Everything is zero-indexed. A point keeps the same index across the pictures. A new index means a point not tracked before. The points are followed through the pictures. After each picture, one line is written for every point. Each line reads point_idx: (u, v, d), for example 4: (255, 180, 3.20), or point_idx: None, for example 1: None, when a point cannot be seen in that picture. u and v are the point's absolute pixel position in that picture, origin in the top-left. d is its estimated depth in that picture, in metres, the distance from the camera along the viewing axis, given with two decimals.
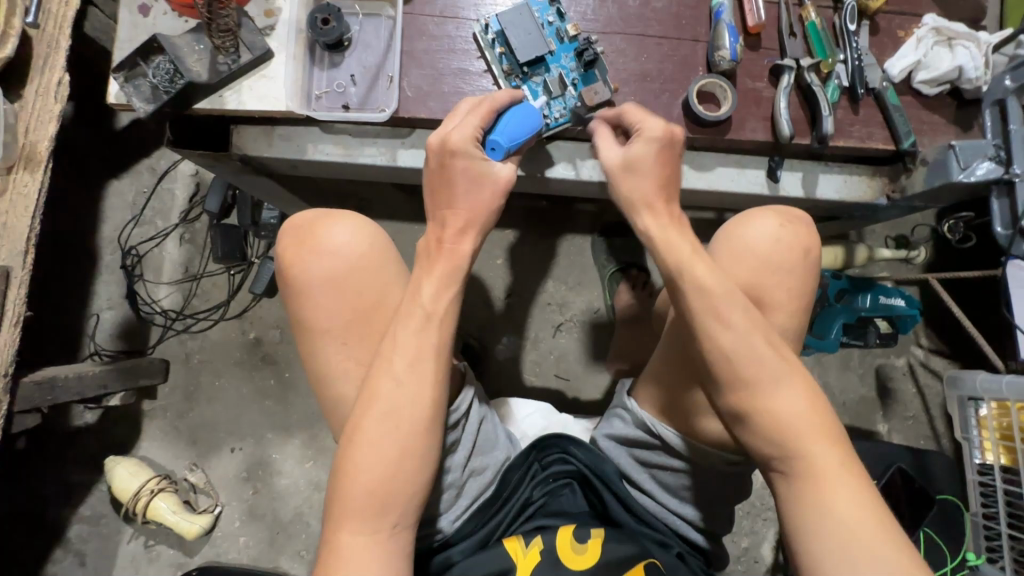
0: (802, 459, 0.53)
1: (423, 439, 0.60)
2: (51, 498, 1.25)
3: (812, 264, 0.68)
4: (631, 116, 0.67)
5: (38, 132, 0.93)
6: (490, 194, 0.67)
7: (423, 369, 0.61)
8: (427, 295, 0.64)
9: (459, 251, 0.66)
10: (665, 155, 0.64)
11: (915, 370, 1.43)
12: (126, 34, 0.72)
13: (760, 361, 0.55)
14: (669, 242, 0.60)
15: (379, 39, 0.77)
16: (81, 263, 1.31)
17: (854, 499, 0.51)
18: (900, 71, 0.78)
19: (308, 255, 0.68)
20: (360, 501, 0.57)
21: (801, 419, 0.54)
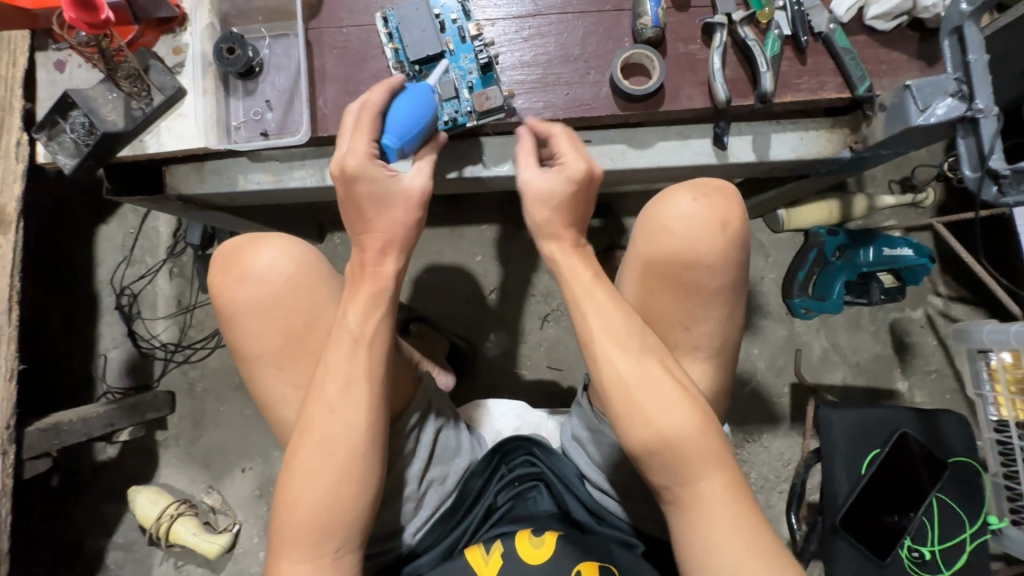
0: (686, 482, 0.57)
1: (361, 465, 0.60)
2: (87, 529, 1.33)
3: (735, 234, 0.67)
4: (557, 142, 0.68)
5: (5, 195, 0.97)
6: (404, 211, 0.66)
7: (355, 396, 0.61)
8: (353, 318, 0.63)
9: (383, 272, 0.65)
10: (578, 193, 0.67)
11: (934, 321, 1.34)
12: (46, 93, 0.74)
13: (654, 394, 0.58)
14: (576, 273, 0.65)
15: (290, 59, 0.75)
16: (82, 308, 1.37)
17: (733, 530, 0.55)
18: (847, 10, 0.71)
19: (235, 282, 0.68)
20: (301, 530, 0.58)
21: (690, 441, 0.57)
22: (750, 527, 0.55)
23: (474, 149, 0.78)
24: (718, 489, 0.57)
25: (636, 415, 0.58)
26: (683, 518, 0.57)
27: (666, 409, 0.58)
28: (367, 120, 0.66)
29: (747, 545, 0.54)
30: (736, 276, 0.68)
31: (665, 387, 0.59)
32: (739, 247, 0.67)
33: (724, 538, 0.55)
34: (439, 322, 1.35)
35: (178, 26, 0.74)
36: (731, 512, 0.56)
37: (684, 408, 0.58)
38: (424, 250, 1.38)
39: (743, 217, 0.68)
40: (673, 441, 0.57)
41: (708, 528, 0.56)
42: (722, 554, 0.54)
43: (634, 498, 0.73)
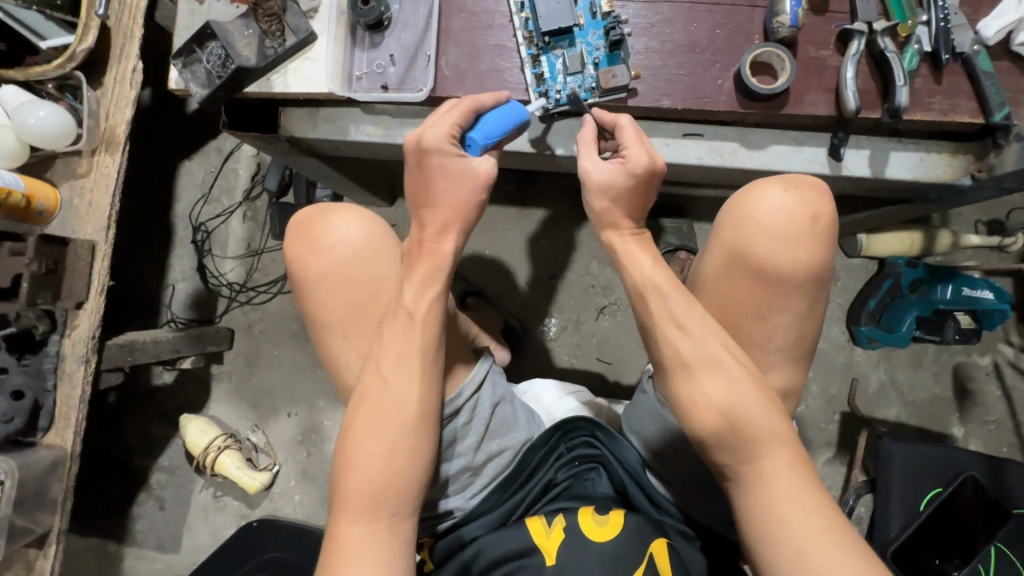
0: (759, 463, 0.57)
1: (415, 438, 0.58)
2: (136, 447, 1.40)
3: (824, 231, 0.66)
4: (624, 133, 0.67)
5: (116, 117, 1.00)
6: (469, 188, 0.64)
7: (411, 368, 0.60)
8: (411, 294, 0.62)
9: (441, 250, 0.64)
10: (638, 188, 0.66)
11: (1001, 371, 1.29)
12: (185, 22, 0.76)
13: (713, 371, 0.60)
14: (633, 258, 0.66)
15: (418, 17, 0.77)
16: (159, 238, 1.43)
17: (806, 507, 0.54)
18: (996, 32, 0.69)
19: (306, 252, 0.66)
20: (357, 496, 0.56)
21: (767, 423, 0.57)
22: (828, 515, 0.53)
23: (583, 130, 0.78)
24: (786, 469, 0.56)
25: (700, 398, 0.59)
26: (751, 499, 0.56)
27: (728, 389, 0.59)
28: (463, 111, 0.65)
29: (815, 521, 0.53)
30: (822, 272, 0.67)
31: (730, 372, 0.59)
32: (826, 243, 0.66)
33: (792, 512, 0.54)
34: (495, 298, 1.37)
35: None
36: (800, 488, 0.55)
37: (748, 385, 0.59)
38: (490, 226, 1.39)
39: (833, 214, 0.67)
40: (747, 419, 0.57)
41: (779, 506, 0.54)
42: (790, 530, 0.53)
43: (697, 493, 0.73)
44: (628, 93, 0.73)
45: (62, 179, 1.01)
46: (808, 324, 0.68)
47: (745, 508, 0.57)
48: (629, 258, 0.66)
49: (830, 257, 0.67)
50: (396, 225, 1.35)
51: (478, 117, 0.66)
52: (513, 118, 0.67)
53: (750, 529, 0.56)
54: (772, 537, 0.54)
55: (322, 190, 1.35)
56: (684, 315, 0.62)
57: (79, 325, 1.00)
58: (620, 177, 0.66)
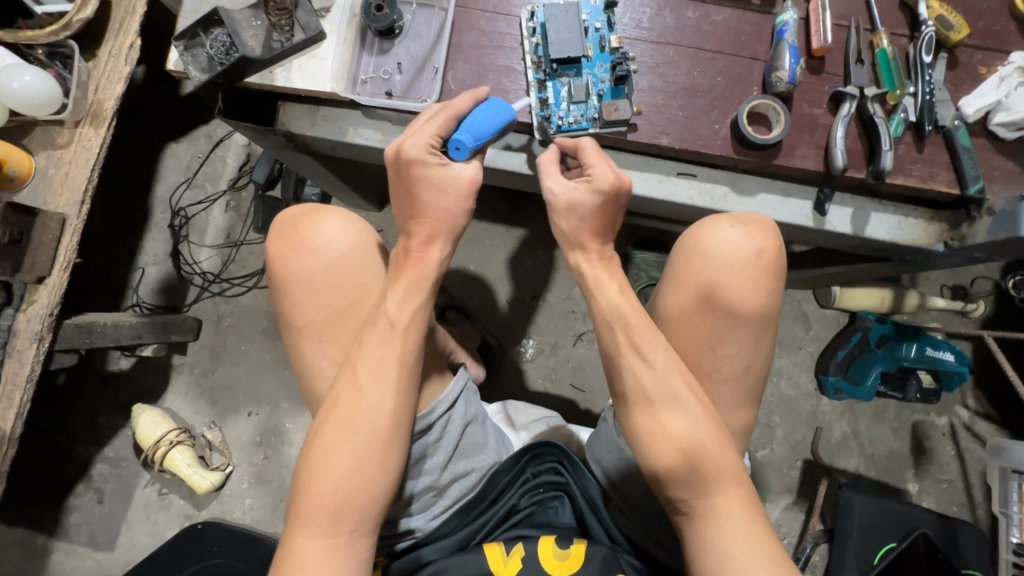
0: (711, 501, 0.57)
1: (384, 451, 0.56)
2: (81, 435, 1.32)
3: (768, 265, 0.67)
4: (586, 154, 0.67)
5: (106, 91, 0.98)
6: (452, 198, 0.63)
7: (387, 378, 0.58)
8: (395, 302, 0.61)
9: (426, 260, 0.63)
10: (605, 208, 0.66)
11: (957, 432, 1.33)
12: (191, 4, 0.74)
13: (674, 408, 0.59)
14: (600, 285, 0.66)
15: (430, 30, 0.77)
16: (135, 219, 1.38)
17: (751, 546, 0.54)
18: (976, 110, 0.73)
19: (291, 252, 0.64)
20: (318, 507, 0.53)
21: (720, 463, 0.57)
22: (773, 555, 0.54)
23: None
24: (738, 507, 0.57)
25: (660, 433, 0.59)
26: (699, 532, 0.57)
27: (689, 426, 0.58)
28: (442, 120, 0.63)
29: (760, 560, 0.53)
30: (769, 305, 0.67)
31: (693, 409, 0.59)
32: (777, 280, 0.68)
33: (741, 549, 0.54)
34: (475, 314, 1.36)
35: None
36: (747, 524, 0.56)
37: (706, 424, 0.59)
38: (477, 242, 1.39)
39: (779, 248, 0.68)
40: (705, 456, 0.57)
41: (724, 543, 0.55)
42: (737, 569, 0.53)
43: (657, 529, 0.70)
44: (628, 127, 0.74)
45: (39, 147, 0.97)
46: (763, 355, 0.69)
47: (692, 540, 0.57)
48: (598, 286, 0.66)
49: (777, 286, 0.69)
50: (382, 231, 1.34)
51: (461, 124, 0.64)
52: (500, 115, 0.65)
53: (694, 564, 0.56)
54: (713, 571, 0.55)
55: (312, 188, 1.34)
56: (652, 340, 0.62)
57: (38, 301, 0.95)
58: (590, 198, 0.66)
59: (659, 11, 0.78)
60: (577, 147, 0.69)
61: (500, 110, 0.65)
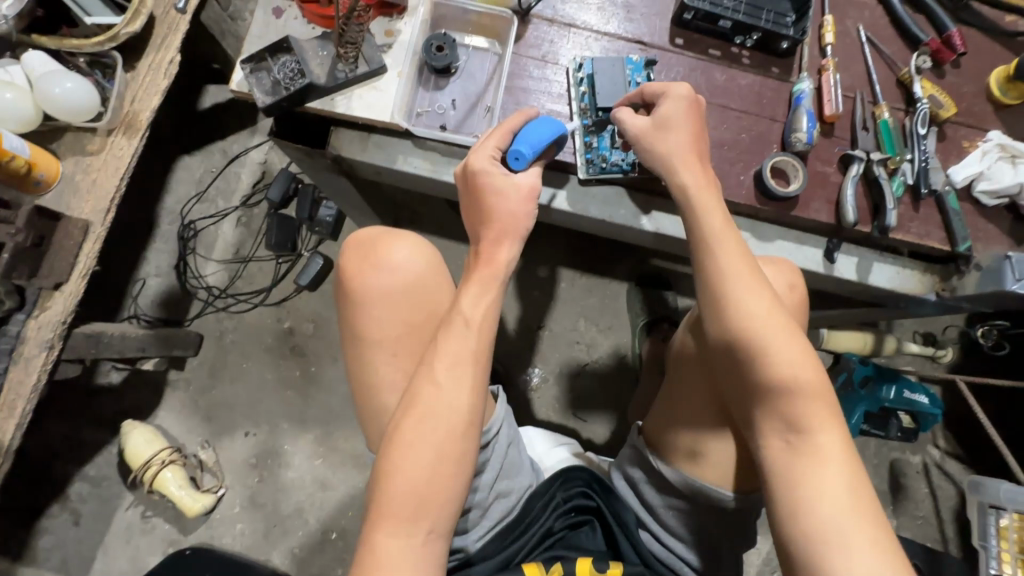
0: (810, 439, 0.61)
1: (460, 447, 0.61)
2: (60, 452, 1.25)
3: (799, 298, 0.76)
4: (650, 89, 0.75)
5: (143, 103, 0.98)
6: (521, 203, 0.69)
7: (463, 374, 0.63)
8: (469, 302, 0.66)
9: (497, 259, 0.68)
10: (692, 113, 0.73)
11: (930, 471, 1.42)
12: (258, 31, 0.79)
13: (783, 345, 0.64)
14: (707, 212, 0.70)
15: (482, 71, 0.84)
16: (140, 229, 1.36)
17: (844, 486, 0.59)
18: (964, 178, 0.82)
19: (370, 270, 0.70)
20: (398, 503, 0.58)
21: (815, 405, 0.63)
22: (863, 499, 0.59)
23: (615, 200, 0.84)
24: (836, 449, 0.61)
25: (766, 362, 0.64)
26: (790, 465, 0.62)
27: (792, 363, 0.63)
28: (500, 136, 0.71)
29: (853, 499, 0.58)
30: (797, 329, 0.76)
31: (793, 348, 0.64)
32: (803, 306, 0.77)
33: (834, 487, 0.59)
34: None
35: (397, 13, 0.80)
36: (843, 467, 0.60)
37: (807, 364, 0.64)
38: None
39: (803, 285, 0.78)
40: (801, 400, 0.63)
41: (809, 483, 0.60)
42: (831, 503, 0.58)
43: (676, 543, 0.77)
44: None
45: (67, 153, 0.96)
46: None
47: (786, 477, 0.61)
48: (703, 215, 0.70)
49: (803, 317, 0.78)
50: None
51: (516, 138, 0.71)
52: (551, 128, 0.71)
53: (786, 502, 0.61)
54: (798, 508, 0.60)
55: (326, 208, 1.32)
56: (752, 278, 0.67)
57: (51, 308, 0.92)
58: (680, 107, 0.72)
59: (691, 72, 0.86)
60: (642, 93, 0.76)
61: (549, 124, 0.71)
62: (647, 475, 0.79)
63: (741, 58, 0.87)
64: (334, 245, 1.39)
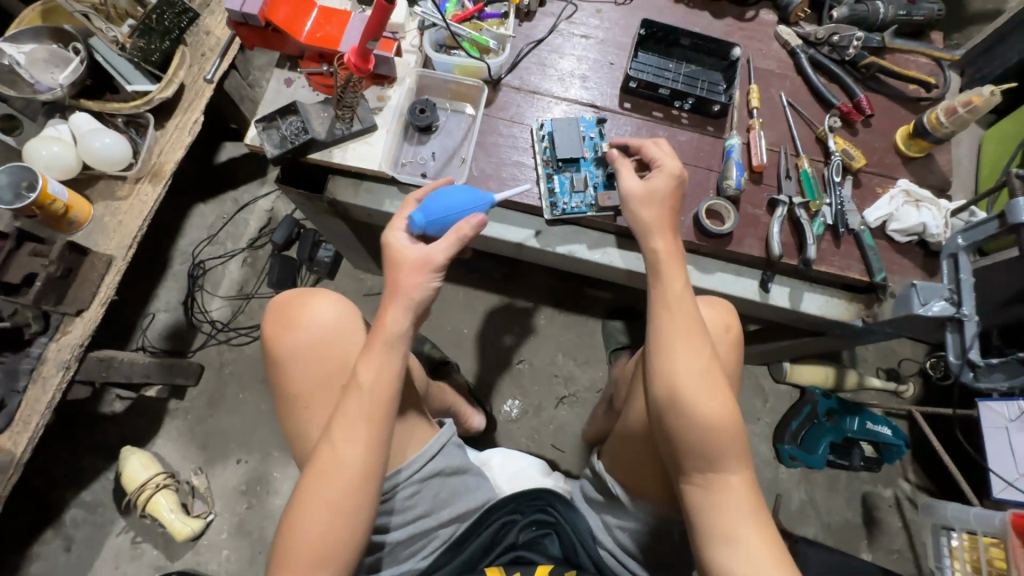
0: (721, 479, 0.72)
1: (356, 495, 0.70)
2: (60, 478, 1.31)
3: (732, 338, 0.88)
4: (652, 152, 0.88)
5: (168, 156, 1.13)
6: (420, 279, 0.77)
7: (358, 431, 0.72)
8: (366, 367, 0.74)
9: (386, 327, 0.75)
10: (676, 189, 0.86)
11: (901, 504, 1.45)
12: (271, 96, 0.94)
13: (705, 394, 0.74)
14: (668, 276, 0.82)
15: (459, 130, 0.99)
16: (154, 268, 1.49)
17: (749, 523, 0.69)
18: (875, 218, 0.95)
19: (291, 331, 0.84)
20: (302, 548, 0.68)
21: (731, 448, 0.72)
22: (766, 534, 0.69)
23: (573, 235, 0.96)
24: (744, 488, 0.71)
25: (689, 409, 0.74)
26: (707, 500, 0.71)
27: (714, 409, 0.73)
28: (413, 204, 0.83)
29: (757, 533, 0.69)
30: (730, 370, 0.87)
31: (719, 397, 0.74)
32: (735, 350, 0.88)
33: (742, 522, 0.69)
34: (466, 374, 1.47)
35: (387, 83, 0.96)
36: (746, 504, 0.70)
37: (728, 412, 0.74)
38: (471, 308, 1.52)
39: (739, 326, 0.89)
40: (722, 444, 0.72)
41: (721, 517, 0.70)
42: (738, 538, 0.68)
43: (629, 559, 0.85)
44: (616, 214, 0.93)
45: (99, 197, 1.10)
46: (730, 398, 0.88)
47: (702, 511, 0.71)
48: (661, 270, 0.82)
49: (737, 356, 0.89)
50: None
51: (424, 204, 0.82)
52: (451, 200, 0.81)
53: (701, 533, 0.71)
54: (715, 537, 0.70)
55: (325, 250, 1.46)
56: (692, 331, 0.78)
57: (71, 332, 1.03)
58: (666, 180, 0.85)
59: (637, 130, 1.01)
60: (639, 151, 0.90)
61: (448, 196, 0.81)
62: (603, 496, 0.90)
63: (680, 118, 1.02)
64: (330, 283, 1.51)
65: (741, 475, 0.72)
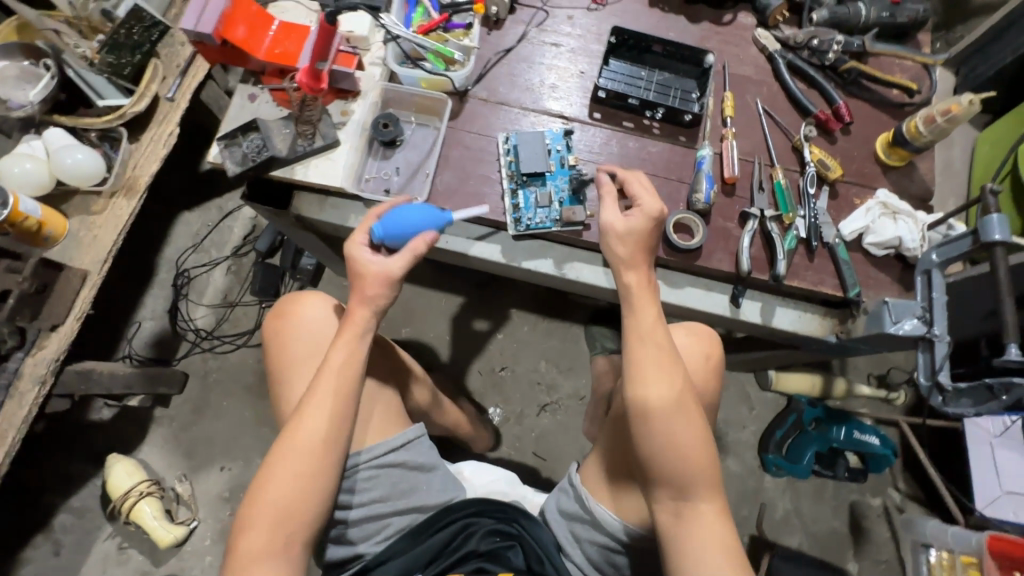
0: (693, 509, 0.70)
1: (321, 462, 0.72)
2: (49, 484, 1.34)
3: (714, 365, 0.88)
4: (634, 189, 0.84)
5: (142, 168, 1.13)
6: (383, 279, 0.77)
7: (326, 404, 0.74)
8: (338, 347, 0.76)
9: (356, 314, 0.77)
10: (654, 230, 0.82)
11: (890, 514, 1.43)
12: (234, 112, 0.93)
13: (680, 422, 0.72)
14: (640, 307, 0.79)
15: (425, 143, 0.98)
16: (140, 276, 1.50)
17: (719, 552, 0.68)
18: (851, 231, 0.92)
19: (281, 321, 0.89)
20: (262, 512, 0.69)
21: (704, 478, 0.71)
22: (737, 563, 0.68)
23: (539, 250, 0.95)
24: (717, 518, 0.70)
25: (663, 440, 0.71)
26: (679, 532, 0.70)
27: (688, 439, 0.71)
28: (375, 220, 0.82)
29: (727, 562, 0.67)
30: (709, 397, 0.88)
31: (693, 422, 0.72)
32: (714, 380, 0.88)
33: (712, 553, 0.68)
34: (448, 381, 1.47)
35: (351, 97, 0.95)
36: (719, 534, 0.69)
37: (701, 441, 0.72)
38: (454, 315, 1.52)
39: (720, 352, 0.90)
40: (694, 474, 0.71)
41: (691, 547, 0.69)
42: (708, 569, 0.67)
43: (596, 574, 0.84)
44: (583, 228, 0.92)
45: (75, 212, 1.11)
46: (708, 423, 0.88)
47: (674, 543, 0.70)
48: (638, 300, 0.80)
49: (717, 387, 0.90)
50: None
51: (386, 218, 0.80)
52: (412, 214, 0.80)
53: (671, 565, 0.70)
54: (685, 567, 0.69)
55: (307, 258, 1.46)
56: (665, 359, 0.75)
57: (47, 347, 1.04)
58: (643, 221, 0.82)
59: (607, 141, 0.99)
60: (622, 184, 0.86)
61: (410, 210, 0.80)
62: (577, 512, 0.84)
63: (651, 128, 0.99)
64: (313, 291, 1.51)
65: (713, 506, 0.71)
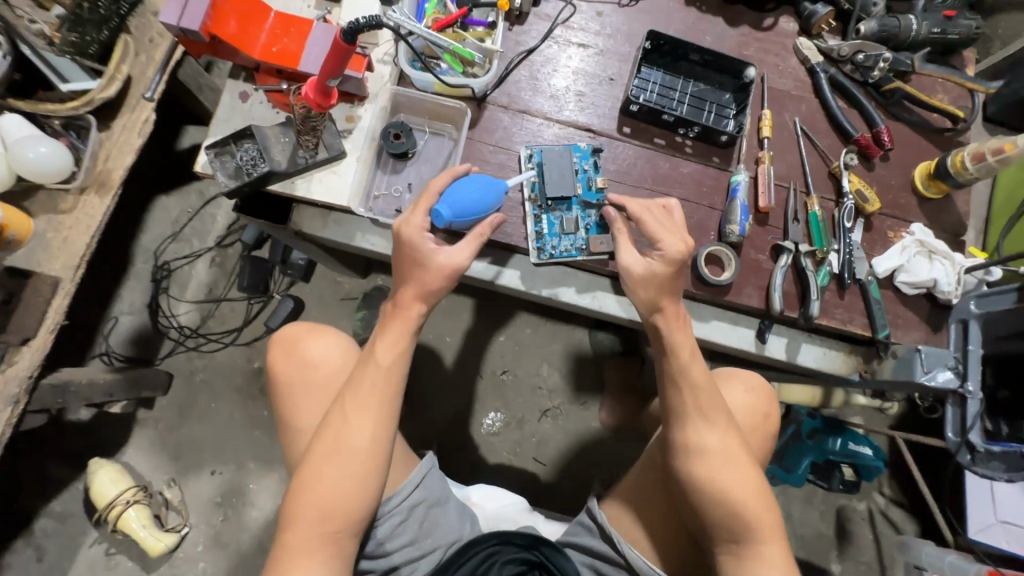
0: (753, 549, 0.68)
1: (369, 467, 0.67)
2: (27, 488, 1.28)
3: (773, 425, 0.88)
4: (649, 225, 0.77)
5: (116, 162, 1.01)
6: (441, 276, 0.72)
7: (368, 408, 0.69)
8: (382, 348, 0.71)
9: (410, 314, 0.73)
10: (677, 272, 0.76)
11: (874, 517, 1.48)
12: (223, 114, 0.82)
13: (729, 465, 0.71)
14: (675, 350, 0.76)
15: (439, 156, 0.90)
16: (115, 267, 1.39)
17: None
18: (885, 269, 0.88)
19: (292, 360, 0.80)
20: (308, 527, 0.64)
21: (758, 518, 0.69)
22: None
23: (561, 278, 0.89)
24: (780, 561, 0.67)
25: (714, 483, 0.70)
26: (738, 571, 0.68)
27: (739, 481, 0.70)
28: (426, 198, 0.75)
29: None
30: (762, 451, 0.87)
31: (742, 467, 0.71)
32: (771, 437, 0.87)
33: None
34: (448, 384, 1.43)
35: (357, 101, 0.85)
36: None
37: (756, 482, 0.71)
38: (454, 315, 1.46)
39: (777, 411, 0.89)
40: (749, 517, 0.69)
41: None
42: None
43: None
44: (609, 258, 0.86)
45: (40, 210, 0.99)
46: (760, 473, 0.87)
47: None
48: (673, 350, 0.76)
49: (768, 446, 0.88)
50: (365, 298, 1.41)
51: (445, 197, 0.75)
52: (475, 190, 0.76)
53: None
54: None
55: (298, 254, 1.37)
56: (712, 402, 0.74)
57: (18, 362, 0.96)
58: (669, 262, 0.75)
59: (636, 159, 0.91)
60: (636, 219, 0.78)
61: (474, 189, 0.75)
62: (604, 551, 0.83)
63: (683, 147, 0.92)
64: (305, 287, 1.43)
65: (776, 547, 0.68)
